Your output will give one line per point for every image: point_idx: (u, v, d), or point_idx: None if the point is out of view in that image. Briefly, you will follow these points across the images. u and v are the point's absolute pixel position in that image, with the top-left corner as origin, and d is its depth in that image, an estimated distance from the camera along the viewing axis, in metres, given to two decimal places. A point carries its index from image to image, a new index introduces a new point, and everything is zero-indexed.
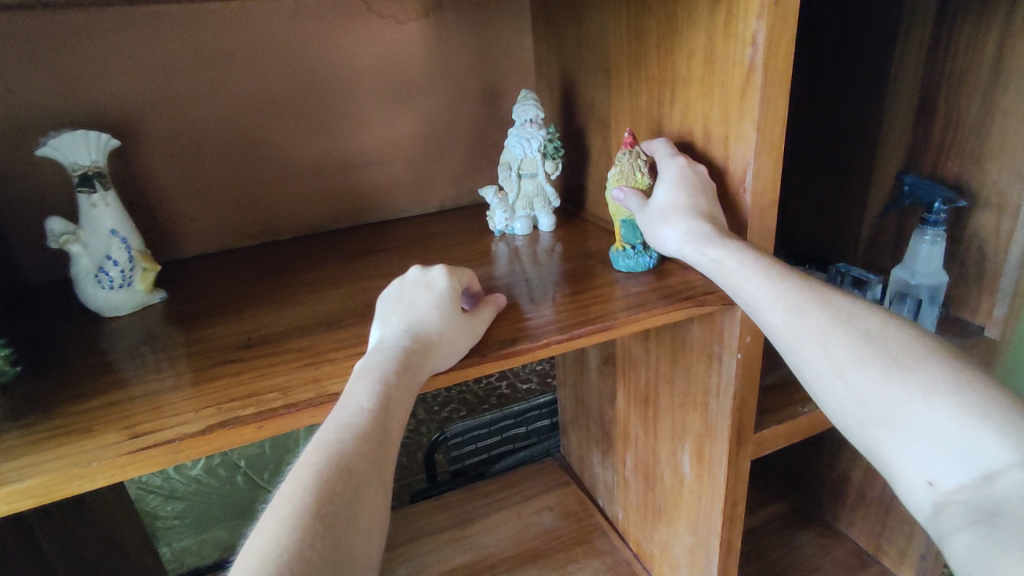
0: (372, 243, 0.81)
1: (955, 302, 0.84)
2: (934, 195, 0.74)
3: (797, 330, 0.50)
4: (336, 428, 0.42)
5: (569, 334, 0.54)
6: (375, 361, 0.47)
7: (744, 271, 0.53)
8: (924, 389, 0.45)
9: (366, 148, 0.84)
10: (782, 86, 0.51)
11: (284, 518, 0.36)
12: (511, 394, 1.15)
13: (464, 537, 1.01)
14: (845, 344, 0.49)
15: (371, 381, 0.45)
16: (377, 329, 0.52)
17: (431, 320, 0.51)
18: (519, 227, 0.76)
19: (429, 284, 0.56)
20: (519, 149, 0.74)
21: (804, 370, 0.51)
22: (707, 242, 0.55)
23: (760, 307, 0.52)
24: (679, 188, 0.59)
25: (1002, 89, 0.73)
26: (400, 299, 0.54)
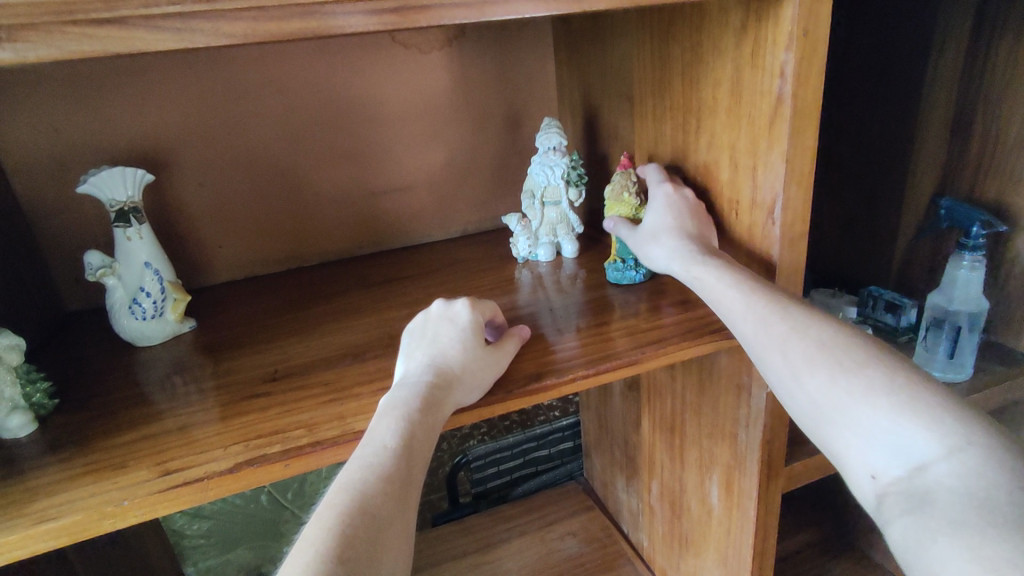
0: (397, 269, 0.81)
1: (996, 326, 0.81)
2: (972, 219, 0.71)
3: (761, 337, 0.51)
4: (361, 468, 0.42)
5: (595, 368, 0.53)
6: (398, 398, 0.47)
7: (718, 283, 0.54)
8: (866, 391, 0.45)
9: (389, 176, 0.85)
10: (811, 117, 0.50)
11: (308, 564, 0.35)
12: (534, 416, 1.13)
13: (486, 563, 1.00)
14: (801, 350, 0.49)
15: (393, 414, 0.46)
16: (405, 360, 0.52)
17: (455, 353, 0.52)
18: (542, 253, 0.76)
19: (453, 317, 0.56)
20: (543, 177, 0.74)
21: (771, 379, 0.51)
22: (694, 260, 0.56)
23: (734, 319, 0.52)
24: (668, 212, 0.61)
25: None
26: (424, 332, 0.55)
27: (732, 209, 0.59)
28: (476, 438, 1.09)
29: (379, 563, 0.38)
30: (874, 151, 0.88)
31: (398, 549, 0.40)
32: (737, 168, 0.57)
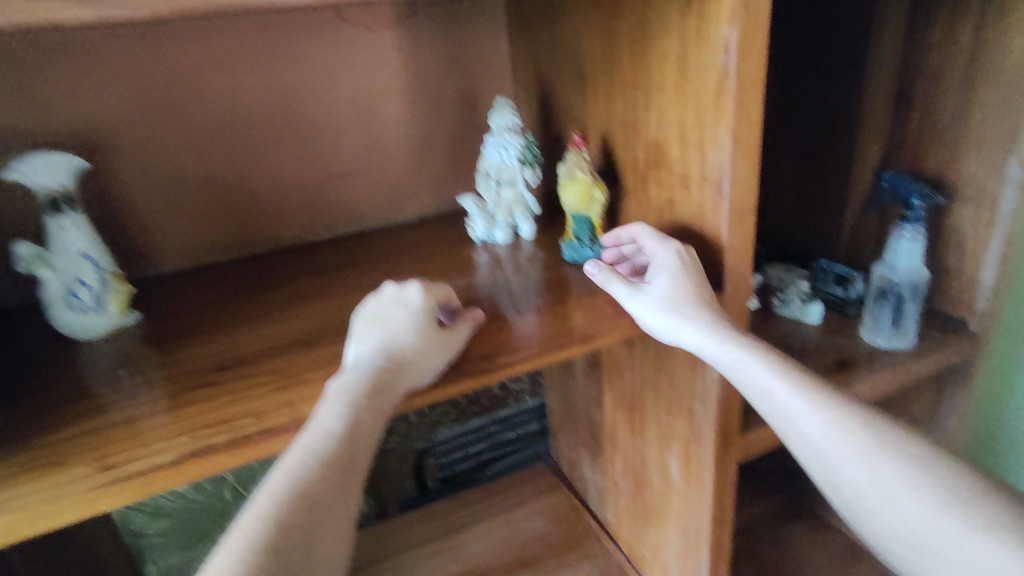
0: (353, 255, 0.80)
1: (937, 295, 0.85)
2: (912, 190, 0.74)
3: (833, 446, 0.51)
4: (307, 452, 0.42)
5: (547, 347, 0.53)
6: (347, 383, 0.47)
7: (789, 388, 0.53)
8: (974, 521, 0.46)
9: (342, 160, 0.84)
10: (755, 91, 0.50)
11: (240, 551, 0.36)
12: (501, 398, 1.14)
13: (454, 547, 1.01)
14: (884, 467, 0.50)
15: (339, 400, 0.45)
16: (355, 345, 0.51)
17: (410, 338, 0.51)
18: (499, 235, 0.76)
19: (408, 302, 0.55)
20: (497, 157, 0.73)
21: (846, 491, 0.52)
22: (737, 340, 0.54)
23: (800, 423, 0.53)
24: (679, 278, 0.56)
25: (978, 84, 0.74)
26: (379, 319, 0.53)
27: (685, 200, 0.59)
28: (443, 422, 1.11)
29: (319, 544, 0.39)
30: (822, 128, 0.90)
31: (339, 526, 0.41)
32: (685, 143, 0.56)
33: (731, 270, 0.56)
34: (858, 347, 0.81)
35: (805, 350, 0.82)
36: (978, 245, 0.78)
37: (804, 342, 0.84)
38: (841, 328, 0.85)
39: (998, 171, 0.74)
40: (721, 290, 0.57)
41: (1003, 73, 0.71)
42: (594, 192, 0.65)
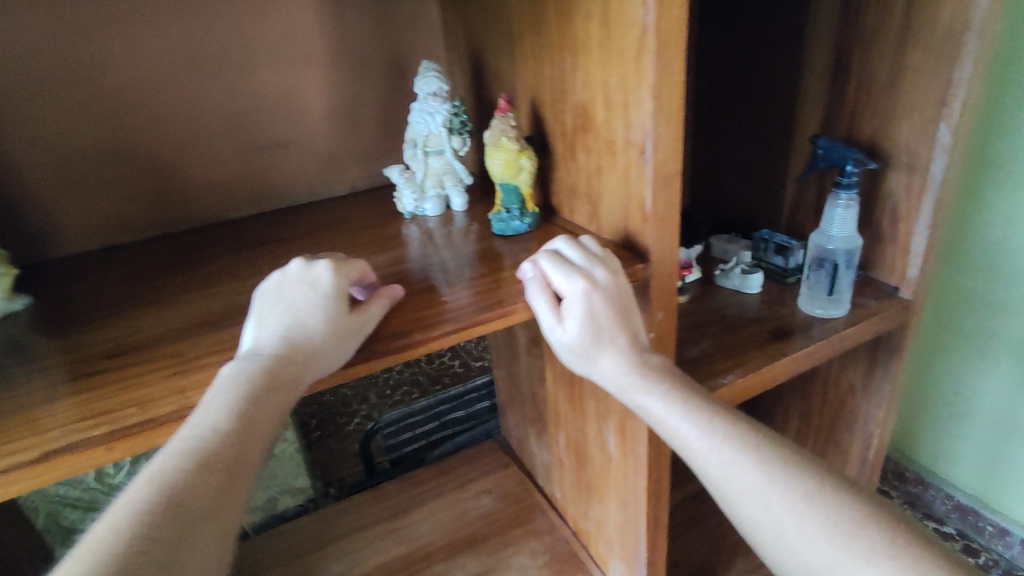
0: (278, 230, 0.75)
1: (873, 263, 0.85)
2: (846, 157, 0.72)
3: (731, 483, 0.48)
4: (187, 447, 0.40)
5: (464, 324, 0.50)
6: (237, 372, 0.44)
7: (686, 422, 0.51)
8: (866, 555, 0.42)
9: (263, 130, 0.78)
10: (677, 49, 0.48)
11: (99, 549, 0.34)
12: (464, 373, 1.18)
13: (400, 528, 1.00)
14: (782, 500, 0.46)
15: (221, 392, 0.43)
16: (253, 327, 0.49)
17: (312, 325, 0.48)
18: (429, 208, 0.72)
19: (312, 286, 0.51)
20: (424, 124, 0.69)
21: (749, 529, 0.48)
22: (636, 389, 0.53)
23: (699, 461, 0.51)
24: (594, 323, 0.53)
25: (911, 48, 0.73)
26: (280, 305, 0.50)
27: (610, 175, 0.56)
28: (406, 399, 1.14)
29: (201, 541, 0.38)
30: None
31: (225, 520, 0.40)
32: (610, 107, 0.53)
33: (657, 239, 0.54)
34: (796, 315, 0.81)
35: (744, 321, 0.81)
36: (910, 211, 0.78)
37: (745, 312, 0.83)
38: (781, 298, 0.85)
39: (929, 137, 0.74)
40: (648, 260, 0.55)
41: (935, 35, 0.70)
42: (522, 161, 0.62)
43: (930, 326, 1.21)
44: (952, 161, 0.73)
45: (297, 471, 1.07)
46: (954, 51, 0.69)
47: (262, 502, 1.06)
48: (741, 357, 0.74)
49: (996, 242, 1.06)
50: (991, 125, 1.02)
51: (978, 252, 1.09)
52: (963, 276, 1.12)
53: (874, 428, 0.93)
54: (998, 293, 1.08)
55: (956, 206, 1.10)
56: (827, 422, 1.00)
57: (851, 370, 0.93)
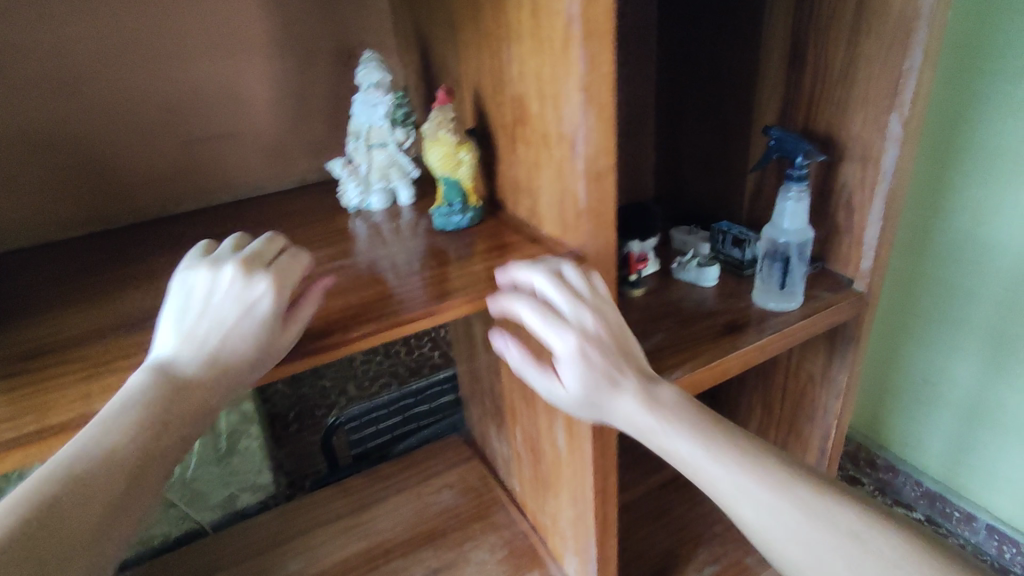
0: (222, 224, 0.73)
1: (828, 255, 0.85)
2: (798, 149, 0.71)
3: (775, 529, 0.47)
4: (93, 444, 0.41)
5: (383, 325, 0.50)
6: (148, 385, 0.44)
7: (731, 466, 0.49)
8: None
9: (205, 121, 0.76)
10: (605, 41, 0.46)
11: None
12: (443, 363, 1.16)
13: (360, 524, 0.99)
14: (832, 544, 0.45)
15: (134, 395, 0.43)
16: (172, 334, 0.47)
17: (241, 348, 0.46)
18: (375, 201, 0.71)
19: (246, 303, 0.48)
20: (366, 117, 0.68)
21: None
22: (656, 437, 0.51)
23: (738, 509, 0.49)
24: (591, 374, 0.52)
25: (863, 37, 0.72)
26: (204, 318, 0.47)
27: (546, 170, 0.55)
28: (385, 389, 1.12)
29: (99, 546, 0.39)
30: None
31: (128, 527, 0.41)
32: (543, 99, 0.52)
33: (592, 236, 0.53)
34: (750, 308, 0.80)
35: (699, 314, 0.81)
36: (864, 203, 0.77)
37: (700, 306, 0.83)
38: (736, 291, 0.84)
39: (881, 128, 0.73)
40: (581, 257, 0.54)
41: (885, 25, 0.69)
42: (461, 154, 0.60)
43: (890, 316, 1.24)
44: (903, 152, 0.72)
45: (260, 467, 1.05)
46: (903, 41, 0.68)
47: (221, 498, 1.04)
48: (692, 352, 0.74)
49: (950, 233, 1.09)
50: (943, 120, 1.05)
51: (935, 242, 1.12)
52: (920, 266, 1.15)
53: (831, 420, 0.93)
54: (956, 282, 1.11)
55: (911, 199, 1.13)
56: (787, 414, 1.00)
57: (810, 363, 0.93)
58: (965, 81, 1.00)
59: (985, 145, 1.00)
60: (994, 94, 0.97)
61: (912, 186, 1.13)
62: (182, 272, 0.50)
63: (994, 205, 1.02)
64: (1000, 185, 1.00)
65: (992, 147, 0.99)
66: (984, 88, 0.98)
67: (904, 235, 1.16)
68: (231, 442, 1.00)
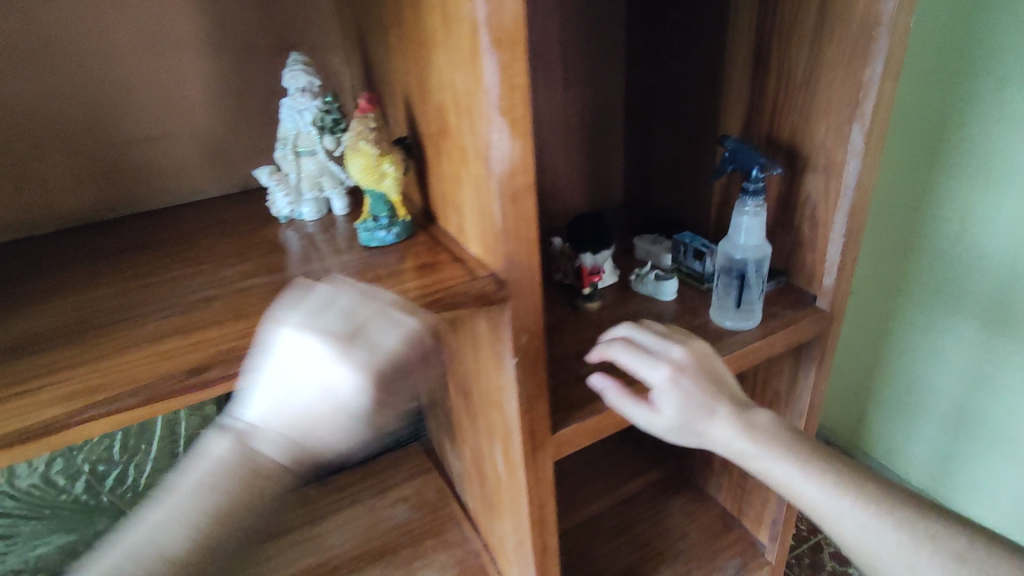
0: (151, 231, 0.69)
1: (792, 269, 0.81)
2: (753, 162, 0.68)
3: (844, 523, 0.56)
4: (159, 525, 0.45)
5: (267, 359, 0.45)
6: (218, 470, 0.45)
7: (820, 489, 0.57)
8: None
9: (135, 122, 0.72)
10: (514, 49, 0.42)
11: None
12: None
13: (309, 539, 0.96)
14: (884, 531, 0.55)
15: (205, 476, 0.45)
16: (248, 403, 0.45)
17: (326, 443, 0.44)
18: (306, 211, 0.67)
19: (330, 404, 0.43)
20: (294, 123, 0.64)
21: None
22: (751, 456, 0.61)
23: (818, 510, 0.58)
24: (686, 397, 0.62)
25: (826, 42, 0.68)
26: (275, 410, 0.44)
27: (467, 186, 0.51)
28: None
29: None
30: None
31: None
32: (459, 110, 0.48)
33: (511, 258, 0.49)
34: (707, 326, 0.76)
35: None
36: (827, 217, 0.73)
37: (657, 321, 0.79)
38: (695, 306, 0.81)
39: (843, 138, 0.69)
40: (501, 279, 0.50)
41: (848, 29, 0.65)
42: (383, 166, 0.56)
43: (862, 322, 1.21)
44: (865, 165, 0.68)
45: None
46: (865, 48, 0.64)
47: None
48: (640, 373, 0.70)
49: (920, 239, 1.06)
50: (912, 124, 1.02)
51: (905, 248, 1.09)
52: (890, 271, 1.13)
53: None
54: (928, 289, 1.08)
55: (879, 204, 1.11)
56: None
57: (776, 380, 0.89)
58: (935, 84, 0.97)
59: (953, 150, 0.98)
60: (965, 99, 0.94)
61: (878, 191, 1.11)
62: (283, 329, 0.45)
63: (961, 212, 0.99)
64: (969, 191, 0.97)
65: (961, 153, 0.97)
66: (954, 92, 0.95)
67: (874, 241, 1.14)
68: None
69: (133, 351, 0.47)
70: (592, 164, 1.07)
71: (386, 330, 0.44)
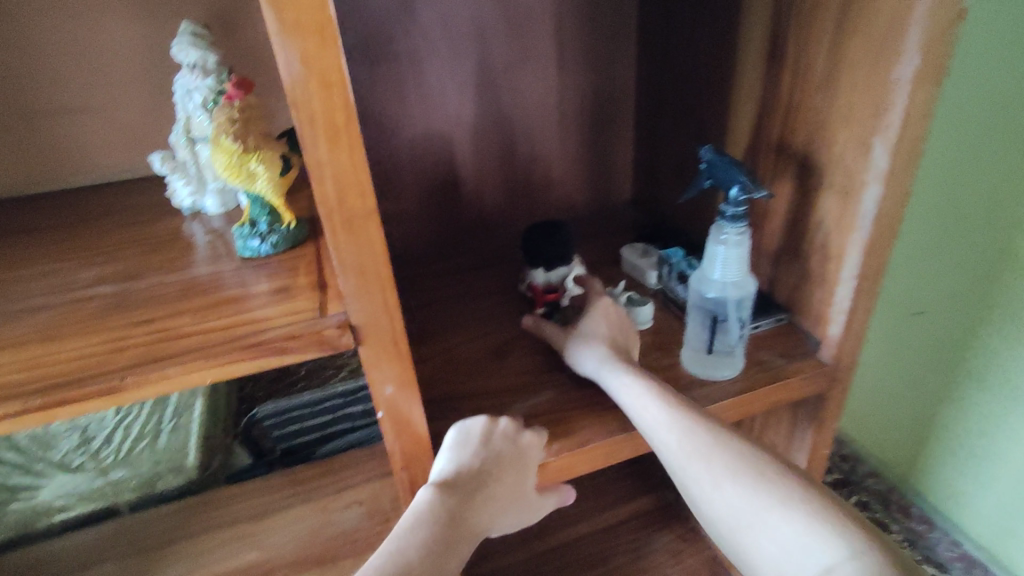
0: (57, 213, 0.63)
1: (796, 307, 0.66)
2: (732, 179, 0.55)
3: (686, 446, 0.54)
4: (391, 547, 0.49)
5: (34, 405, 0.38)
6: (433, 507, 0.52)
7: (646, 396, 0.56)
8: (782, 499, 0.50)
9: (48, 91, 0.64)
10: (317, 35, 0.33)
11: None
12: None
13: (255, 534, 0.83)
14: (721, 458, 0.53)
15: (421, 514, 0.51)
16: (445, 457, 0.54)
17: (514, 498, 0.57)
18: (208, 203, 0.59)
19: (525, 457, 0.55)
20: (185, 105, 0.55)
21: (690, 485, 0.54)
22: (616, 373, 0.59)
23: (656, 431, 0.55)
24: (599, 326, 0.64)
25: (853, 27, 0.51)
26: (514, 462, 0.55)
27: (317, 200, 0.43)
28: None
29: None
30: None
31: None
32: None
33: (356, 298, 0.41)
34: (677, 373, 0.63)
35: None
36: (839, 250, 0.58)
37: None
38: (668, 341, 0.68)
39: (866, 153, 0.53)
40: (347, 322, 0.42)
41: (882, 11, 0.49)
42: (251, 164, 0.47)
43: (886, 364, 0.94)
44: (889, 192, 0.53)
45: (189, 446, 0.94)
46: (898, 37, 0.48)
47: (145, 476, 0.91)
48: (576, 422, 0.59)
49: None
50: (963, 117, 0.73)
51: (938, 285, 0.82)
52: (925, 309, 0.85)
53: None
54: (971, 338, 0.80)
55: (914, 220, 0.83)
56: None
57: (773, 431, 0.74)
58: None
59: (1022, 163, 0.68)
60: None
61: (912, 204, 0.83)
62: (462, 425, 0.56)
63: None
64: None
65: None
66: (1015, 77, 0.67)
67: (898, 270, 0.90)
68: (177, 412, 0.93)
69: None
70: (594, 156, 0.91)
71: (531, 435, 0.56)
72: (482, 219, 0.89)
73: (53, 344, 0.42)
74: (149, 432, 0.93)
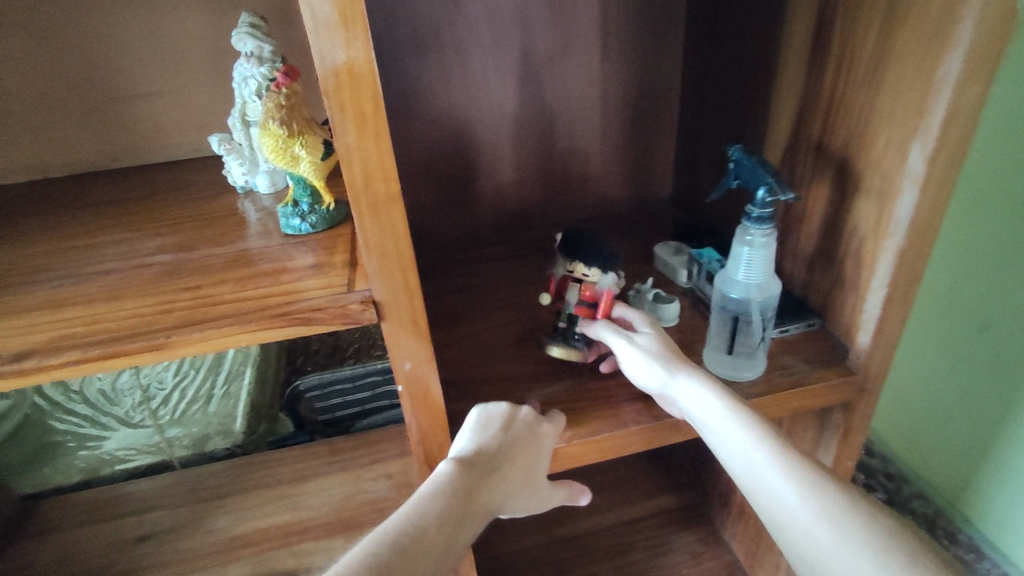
0: (128, 188, 0.69)
1: (828, 313, 0.64)
2: (759, 181, 0.55)
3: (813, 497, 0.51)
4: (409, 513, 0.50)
5: (92, 354, 0.43)
6: (453, 482, 0.53)
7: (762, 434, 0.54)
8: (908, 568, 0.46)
9: (127, 75, 0.70)
10: (349, 26, 0.35)
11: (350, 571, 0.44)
12: None
13: (291, 496, 0.86)
14: (847, 517, 0.50)
15: (440, 486, 0.53)
16: (466, 436, 0.57)
17: (529, 485, 0.59)
18: (259, 182, 0.64)
19: (538, 442, 0.57)
20: (241, 91, 0.59)
21: (804, 538, 0.50)
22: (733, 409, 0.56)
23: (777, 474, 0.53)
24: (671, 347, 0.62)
25: (897, 29, 0.50)
26: (531, 448, 0.56)
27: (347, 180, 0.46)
28: None
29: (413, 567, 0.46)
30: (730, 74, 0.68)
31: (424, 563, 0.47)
32: None
33: (380, 277, 0.44)
34: None
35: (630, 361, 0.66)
36: (873, 256, 0.56)
37: None
38: (693, 339, 0.68)
39: (905, 157, 0.52)
40: (371, 298, 0.45)
41: (928, 11, 0.47)
42: (296, 148, 0.51)
43: (931, 375, 0.91)
44: (927, 198, 0.51)
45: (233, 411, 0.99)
46: (942, 38, 0.47)
47: (196, 434, 0.98)
48: (592, 411, 0.61)
49: None
50: None
51: (997, 300, 0.78)
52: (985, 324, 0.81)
53: None
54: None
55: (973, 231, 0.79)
56: None
57: (799, 438, 0.73)
58: None
59: None
60: None
61: (963, 211, 0.80)
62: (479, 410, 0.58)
63: None
64: None
65: None
66: None
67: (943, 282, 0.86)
68: (227, 378, 1.01)
69: (16, 319, 0.46)
70: (633, 151, 0.91)
71: (549, 424, 0.58)
72: (521, 208, 0.91)
73: (115, 302, 0.47)
74: (203, 395, 1.01)
